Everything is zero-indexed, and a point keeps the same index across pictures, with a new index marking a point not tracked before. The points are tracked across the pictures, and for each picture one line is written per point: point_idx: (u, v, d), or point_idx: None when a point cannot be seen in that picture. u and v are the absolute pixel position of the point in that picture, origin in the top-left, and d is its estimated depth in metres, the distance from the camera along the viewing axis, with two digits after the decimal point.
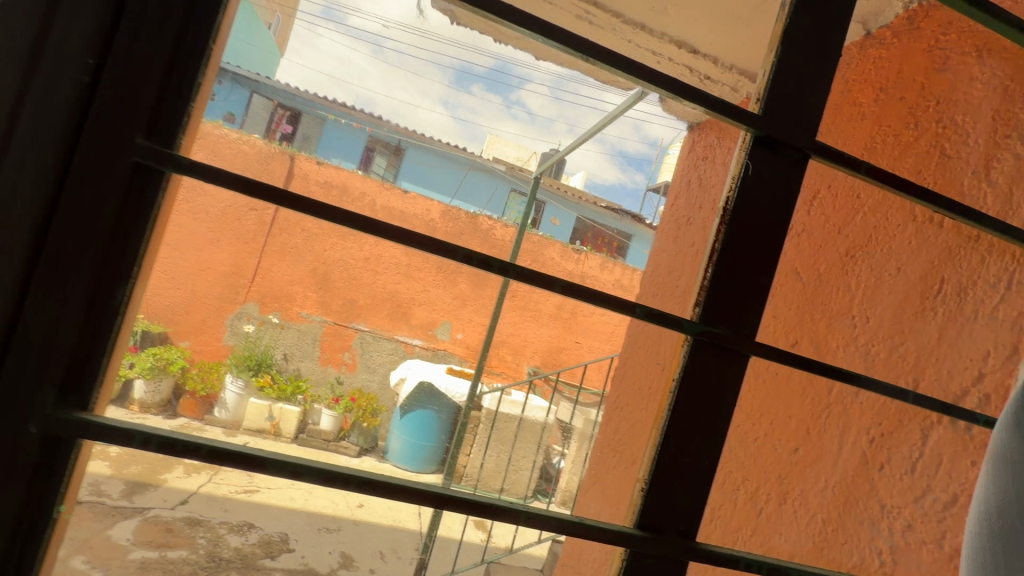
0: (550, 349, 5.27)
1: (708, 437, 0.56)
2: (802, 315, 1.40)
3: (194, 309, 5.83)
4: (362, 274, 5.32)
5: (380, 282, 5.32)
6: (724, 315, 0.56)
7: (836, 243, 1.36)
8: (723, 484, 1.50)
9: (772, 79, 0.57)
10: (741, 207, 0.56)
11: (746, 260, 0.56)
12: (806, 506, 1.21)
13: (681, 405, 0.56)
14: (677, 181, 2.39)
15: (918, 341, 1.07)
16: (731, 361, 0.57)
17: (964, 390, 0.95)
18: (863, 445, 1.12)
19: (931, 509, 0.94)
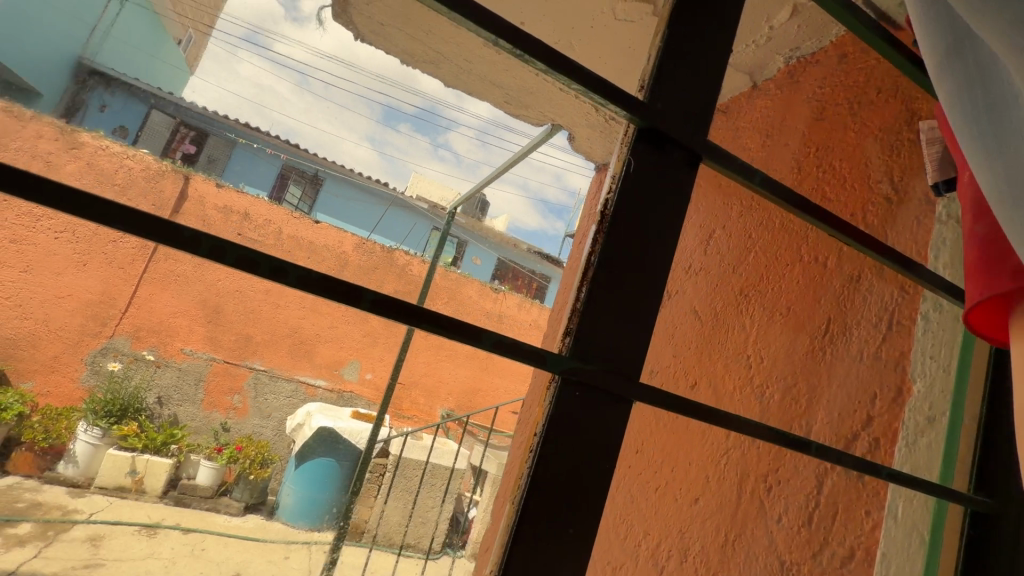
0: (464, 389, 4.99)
1: (583, 510, 0.42)
2: (698, 358, 1.36)
3: (43, 344, 4.86)
4: (262, 306, 4.38)
5: (281, 314, 4.31)
6: (601, 344, 0.44)
7: (734, 282, 1.34)
8: (623, 539, 1.38)
9: (657, 67, 0.47)
10: (622, 211, 0.45)
11: (628, 277, 0.45)
12: (707, 565, 1.12)
13: (538, 478, 0.41)
14: (587, 220, 2.36)
15: (810, 382, 1.04)
16: (611, 407, 0.44)
17: (854, 434, 0.92)
18: (759, 490, 1.06)
19: (831, 565, 0.88)
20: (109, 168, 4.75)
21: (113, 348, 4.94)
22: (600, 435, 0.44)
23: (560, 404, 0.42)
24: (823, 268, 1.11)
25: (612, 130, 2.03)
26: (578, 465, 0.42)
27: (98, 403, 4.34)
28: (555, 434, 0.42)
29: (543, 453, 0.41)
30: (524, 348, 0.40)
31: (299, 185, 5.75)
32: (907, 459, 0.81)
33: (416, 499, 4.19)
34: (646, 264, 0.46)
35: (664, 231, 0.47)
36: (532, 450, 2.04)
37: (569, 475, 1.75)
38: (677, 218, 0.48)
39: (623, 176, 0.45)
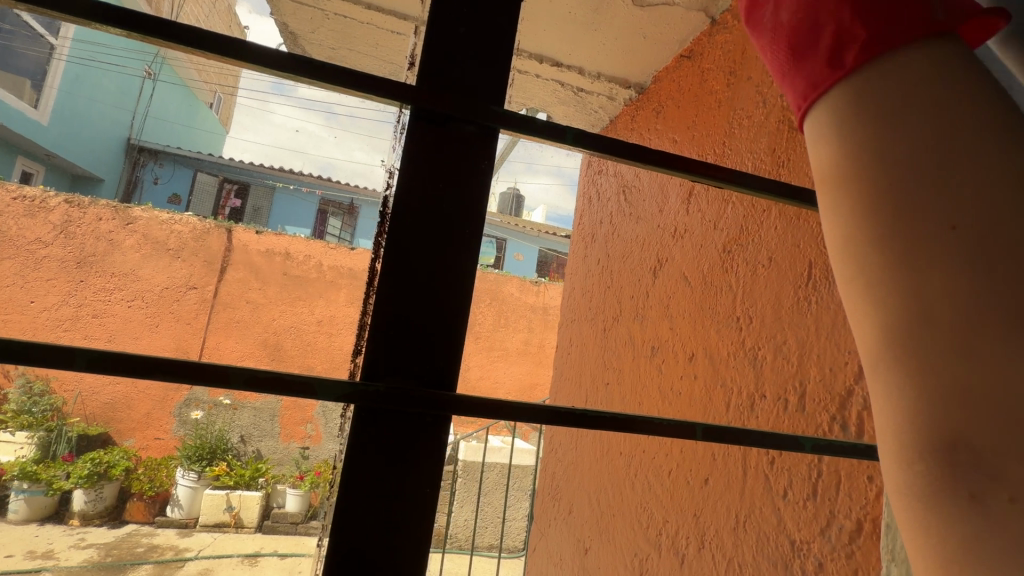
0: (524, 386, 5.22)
1: (398, 546, 0.38)
2: (691, 332, 1.26)
3: (136, 403, 4.82)
4: (319, 338, 4.90)
5: (337, 343, 4.90)
6: (395, 358, 0.39)
7: (718, 238, 1.22)
8: (646, 528, 1.30)
9: (428, 40, 0.42)
10: (405, 207, 0.41)
11: (423, 275, 0.40)
12: (722, 551, 1.02)
13: (337, 515, 0.38)
14: (582, 200, 2.23)
15: (797, 336, 0.93)
16: (425, 429, 0.39)
17: (848, 391, 0.80)
18: (762, 462, 0.95)
19: (839, 541, 0.77)
20: (161, 236, 4.99)
21: (194, 398, 4.83)
22: (416, 455, 0.39)
23: (359, 431, 0.38)
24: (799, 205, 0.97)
25: (586, 101, 1.92)
26: (390, 494, 0.39)
27: (190, 449, 4.78)
28: (356, 463, 0.38)
29: (341, 486, 0.38)
30: (279, 383, 0.36)
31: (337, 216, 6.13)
32: None
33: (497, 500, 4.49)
34: (444, 256, 0.41)
35: (459, 221, 0.42)
36: (561, 446, 1.99)
37: (594, 467, 1.68)
38: (475, 201, 0.42)
39: (400, 165, 0.41)
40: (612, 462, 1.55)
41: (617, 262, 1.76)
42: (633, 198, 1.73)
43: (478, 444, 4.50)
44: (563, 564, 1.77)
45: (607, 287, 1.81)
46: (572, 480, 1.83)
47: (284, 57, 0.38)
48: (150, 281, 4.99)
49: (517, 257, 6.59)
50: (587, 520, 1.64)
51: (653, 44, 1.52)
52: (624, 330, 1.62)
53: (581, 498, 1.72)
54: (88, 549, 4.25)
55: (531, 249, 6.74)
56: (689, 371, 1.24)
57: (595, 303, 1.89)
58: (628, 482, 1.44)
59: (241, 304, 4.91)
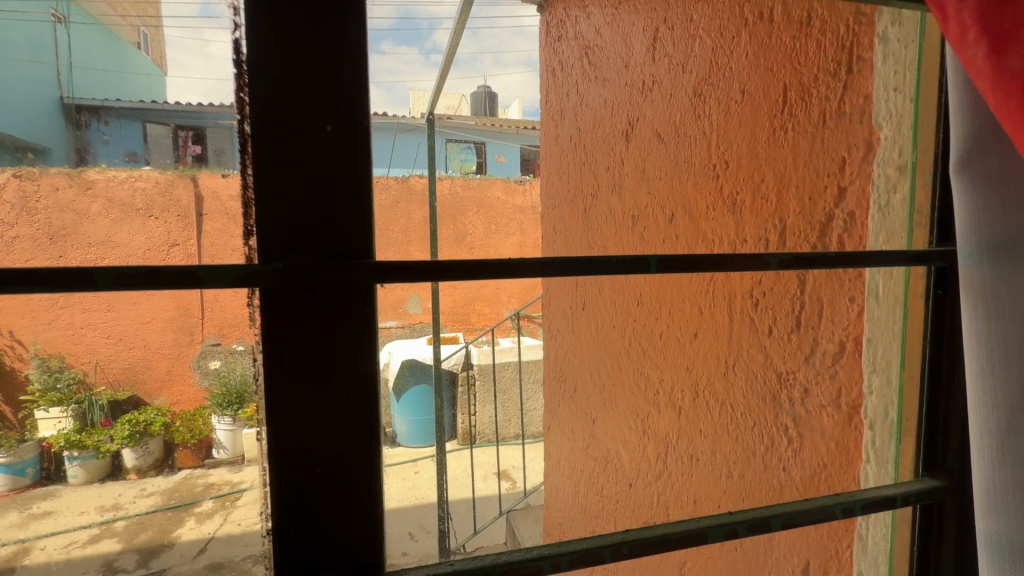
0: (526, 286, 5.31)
1: (342, 423, 0.36)
2: (668, 192, 1.20)
3: (154, 363, 5.00)
4: None
5: None
6: (291, 228, 0.34)
7: (688, 81, 1.10)
8: (645, 390, 1.35)
9: None
10: (262, 50, 0.33)
11: (306, 129, 0.34)
12: (715, 396, 1.05)
13: (272, 410, 0.35)
14: (545, 74, 2.05)
15: (775, 171, 0.86)
16: (343, 305, 0.35)
17: (828, 216, 0.76)
18: (748, 305, 0.94)
19: (824, 365, 0.77)
20: (125, 197, 4.76)
21: (208, 350, 4.86)
22: (338, 334, 0.36)
23: (271, 317, 0.34)
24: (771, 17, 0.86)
25: None
26: (323, 376, 0.36)
27: (218, 396, 4.80)
28: (274, 351, 0.35)
29: (267, 381, 0.35)
30: (150, 277, 0.31)
31: None
32: (881, 227, 0.66)
33: (516, 395, 4.73)
34: (327, 104, 0.34)
35: (335, 59, 0.34)
36: (559, 331, 2.04)
37: (591, 344, 1.71)
38: (352, 32, 0.35)
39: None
40: (607, 337, 1.58)
41: (589, 135, 1.65)
42: (597, 58, 1.57)
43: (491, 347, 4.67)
44: (576, 438, 1.88)
45: (583, 164, 1.71)
46: (573, 362, 1.88)
47: None
48: (129, 244, 4.87)
49: (499, 158, 6.38)
50: (592, 394, 1.71)
51: None
52: (604, 204, 1.56)
53: (584, 376, 1.78)
54: (151, 497, 4.62)
55: (512, 147, 6.47)
56: (670, 231, 1.20)
57: (573, 183, 1.80)
58: (623, 352, 1.47)
59: (227, 252, 4.81)
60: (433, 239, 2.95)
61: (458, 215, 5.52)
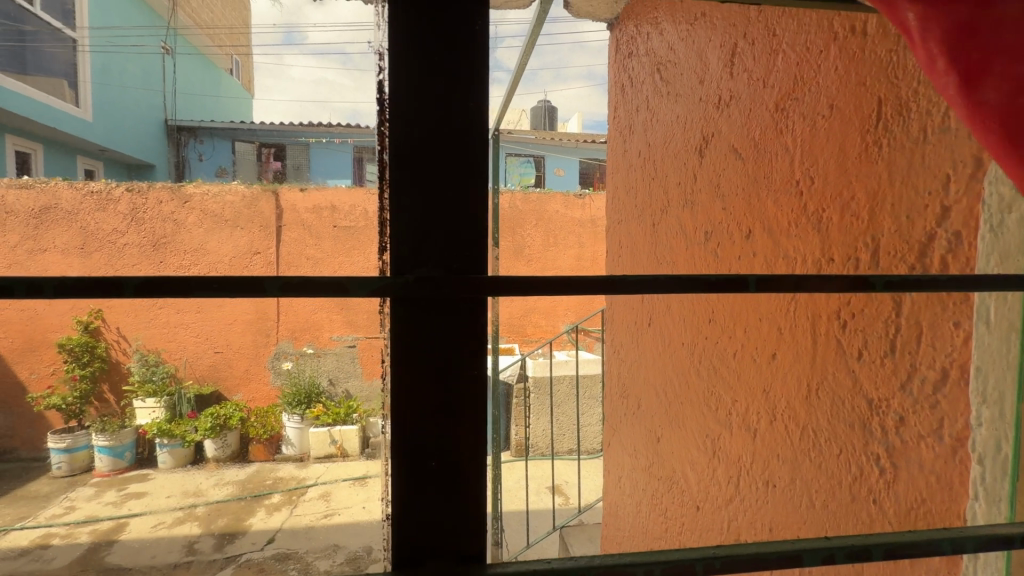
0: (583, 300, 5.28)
1: (457, 423, 0.40)
2: (745, 209, 1.18)
3: (234, 362, 5.39)
4: None
5: None
6: (420, 247, 0.38)
7: (770, 96, 1.09)
8: (716, 411, 1.31)
9: None
10: (401, 89, 0.38)
11: (437, 158, 0.38)
12: (795, 420, 1.01)
13: (398, 408, 0.39)
14: (614, 90, 2.06)
15: (868, 189, 0.83)
16: (461, 315, 0.39)
17: (929, 236, 0.72)
18: (834, 326, 0.90)
19: (922, 393, 0.73)
20: (216, 209, 5.22)
21: (282, 351, 5.27)
22: (459, 342, 0.39)
23: (398, 325, 0.38)
24: (865, 30, 0.83)
25: None
26: (443, 380, 0.39)
27: (289, 396, 5.21)
28: (399, 356, 0.39)
29: (395, 382, 0.39)
30: (307, 287, 0.36)
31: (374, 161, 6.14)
32: (993, 249, 0.64)
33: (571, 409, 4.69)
34: (456, 136, 0.38)
35: (463, 95, 0.39)
36: (621, 347, 2.02)
37: (657, 361, 1.69)
38: (476, 70, 0.39)
39: (387, 45, 0.38)
40: (675, 354, 1.55)
41: (660, 150, 1.65)
42: (670, 74, 1.57)
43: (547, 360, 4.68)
44: (638, 457, 1.84)
45: (651, 179, 1.71)
46: (636, 378, 1.86)
47: None
48: (219, 252, 5.34)
49: (559, 172, 6.45)
50: (656, 412, 1.68)
51: None
52: (674, 220, 1.54)
53: (648, 393, 1.75)
54: (227, 486, 4.97)
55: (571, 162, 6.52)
56: (747, 249, 1.17)
57: (641, 198, 1.80)
58: (692, 370, 1.44)
59: (303, 261, 5.14)
60: (495, 251, 3.01)
61: (517, 228, 5.60)
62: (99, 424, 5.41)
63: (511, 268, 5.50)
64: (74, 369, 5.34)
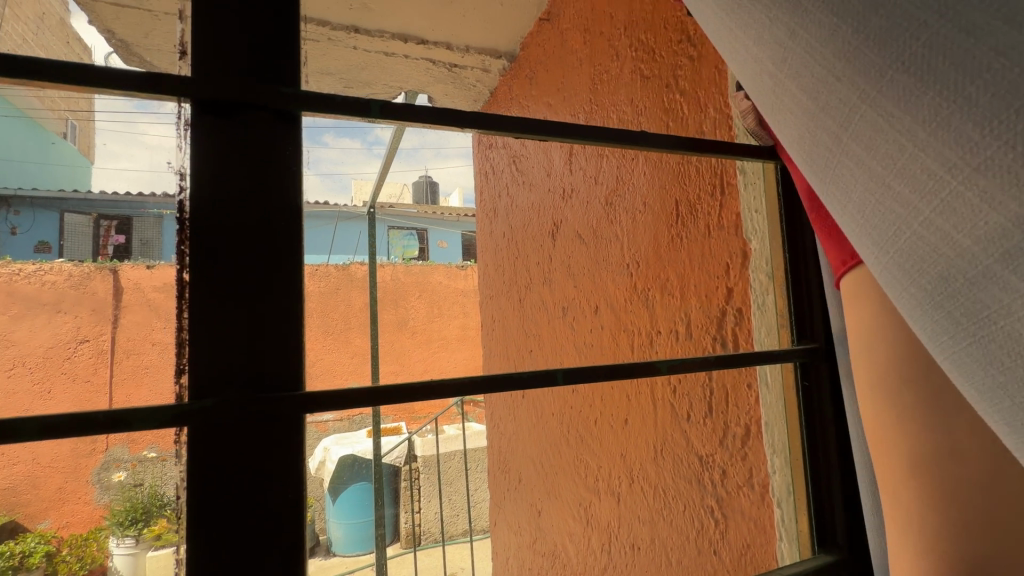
0: (470, 370, 5.28)
1: (269, 551, 0.37)
2: (592, 287, 1.31)
3: (43, 480, 4.34)
4: None
5: None
6: (223, 367, 0.37)
7: (600, 191, 1.26)
8: (585, 478, 1.36)
9: (198, 25, 0.39)
10: (200, 207, 0.38)
11: (244, 273, 0.38)
12: (648, 480, 1.09)
13: (195, 547, 0.35)
14: (479, 176, 2.22)
15: (677, 271, 0.98)
16: (268, 432, 0.38)
17: (722, 312, 0.87)
18: (668, 391, 1.02)
19: (735, 447, 0.85)
20: (30, 292, 4.39)
21: (112, 459, 4.33)
22: (269, 460, 0.38)
23: (198, 456, 0.36)
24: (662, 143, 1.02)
25: (461, 77, 1.90)
26: (251, 509, 0.37)
27: (120, 514, 4.20)
28: (199, 493, 0.36)
29: (192, 517, 0.36)
30: (69, 424, 0.32)
31: None
32: (762, 323, 0.76)
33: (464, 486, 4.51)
34: (264, 252, 0.39)
35: (271, 215, 0.40)
36: (500, 419, 2.03)
37: (533, 432, 1.72)
38: (286, 190, 0.40)
39: (189, 164, 0.38)
40: (547, 424, 1.60)
41: (520, 233, 1.78)
42: (524, 166, 1.74)
43: (436, 436, 4.51)
44: (524, 533, 1.81)
45: (515, 258, 1.83)
46: (516, 451, 1.87)
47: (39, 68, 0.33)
48: (30, 343, 4.42)
49: (441, 244, 6.60)
50: (536, 486, 1.69)
51: (510, 9, 1.52)
52: (536, 295, 1.65)
53: (527, 466, 1.76)
54: None
55: (453, 234, 6.71)
56: (596, 322, 1.29)
57: (508, 275, 1.90)
58: (562, 439, 1.49)
59: (146, 348, 4.46)
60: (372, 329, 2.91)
61: (399, 301, 5.52)
62: None
63: (394, 342, 5.33)
64: None
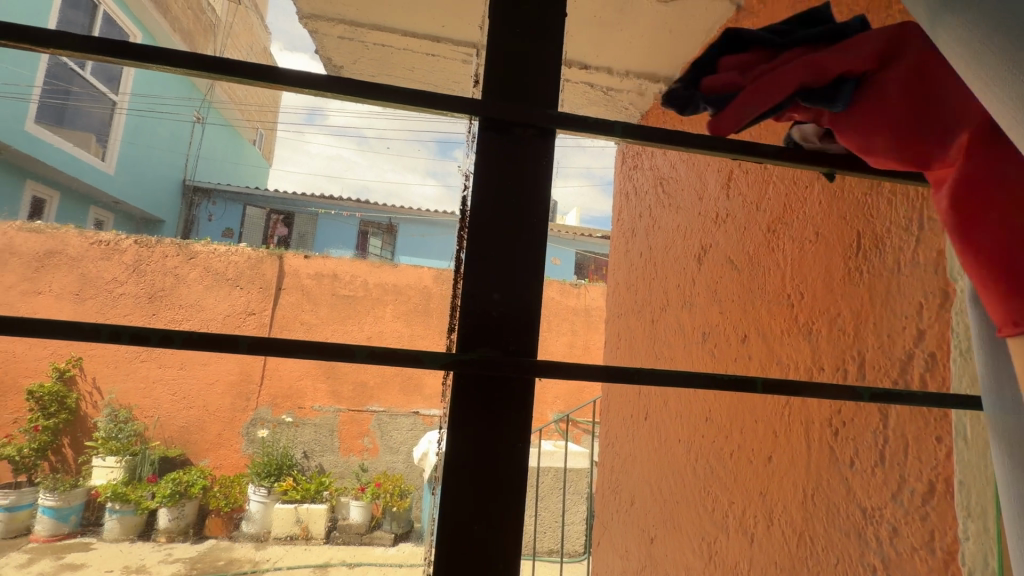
0: (574, 389, 5.28)
1: (501, 489, 0.44)
2: (742, 316, 1.27)
3: (208, 425, 5.16)
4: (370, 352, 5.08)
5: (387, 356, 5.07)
6: (481, 331, 0.46)
7: (762, 218, 1.23)
8: (712, 512, 1.31)
9: (490, 58, 0.49)
10: (478, 201, 0.47)
11: (502, 257, 0.47)
12: (792, 525, 1.03)
13: (449, 471, 0.44)
14: (619, 196, 2.27)
15: (852, 308, 0.93)
16: (512, 391, 0.45)
17: (908, 354, 0.81)
18: (827, 431, 0.96)
19: (913, 504, 0.77)
20: (221, 267, 5.31)
21: (259, 418, 5.03)
22: (510, 412, 0.45)
23: (460, 397, 0.45)
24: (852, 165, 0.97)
25: (615, 100, 1.97)
26: (492, 449, 0.45)
27: (259, 466, 4.93)
28: (457, 426, 0.45)
29: (451, 447, 0.44)
30: (384, 356, 0.42)
31: (379, 235, 6.35)
32: (964, 371, 0.70)
33: (557, 504, 4.51)
34: (519, 239, 0.47)
35: (527, 212, 0.48)
36: (616, 438, 2.02)
37: (653, 455, 1.69)
38: (538, 193, 0.48)
39: (474, 168, 0.48)
40: (671, 451, 1.56)
41: (661, 254, 1.78)
42: (672, 188, 1.75)
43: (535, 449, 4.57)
44: (631, 559, 1.77)
45: (652, 279, 1.83)
46: (631, 474, 1.84)
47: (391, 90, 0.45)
48: (213, 309, 5.33)
49: (556, 261, 6.71)
50: (651, 512, 1.65)
51: (678, 36, 1.55)
52: (673, 318, 1.64)
53: (642, 491, 1.73)
54: (175, 563, 4.54)
55: (569, 253, 6.80)
56: (742, 351, 1.25)
57: (641, 295, 1.91)
58: (688, 467, 1.45)
59: (297, 325, 5.15)
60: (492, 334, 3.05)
61: None
62: (50, 481, 5.06)
63: None
64: (38, 419, 5.08)
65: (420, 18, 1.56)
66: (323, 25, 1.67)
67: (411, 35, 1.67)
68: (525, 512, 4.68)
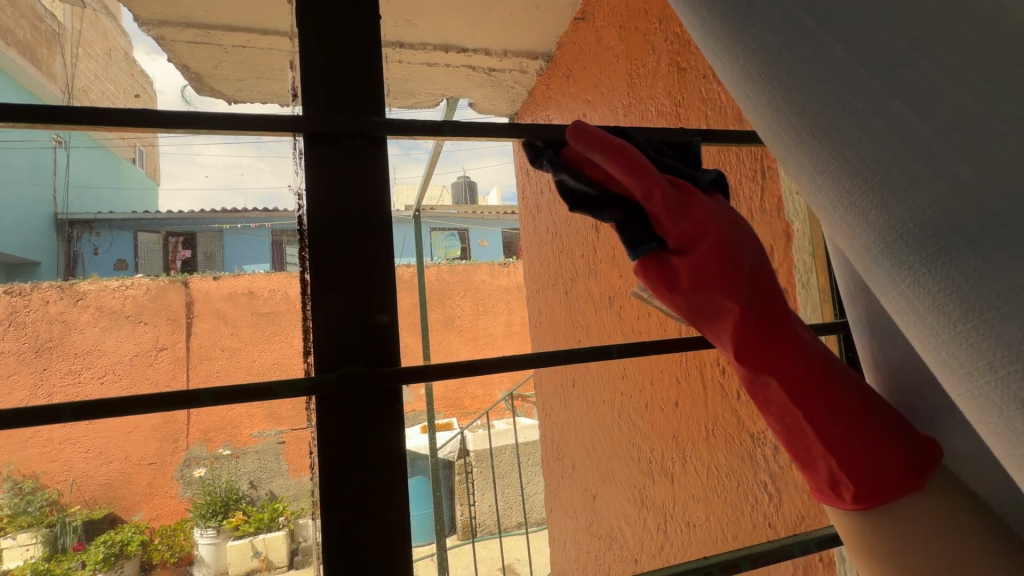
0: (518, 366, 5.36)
1: (383, 496, 0.45)
2: None
3: (134, 476, 4.73)
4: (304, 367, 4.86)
5: None
6: (338, 348, 0.46)
7: (641, 183, 1.30)
8: (639, 461, 1.41)
9: (305, 70, 0.48)
10: (314, 217, 0.46)
11: (348, 269, 0.47)
12: (702, 460, 1.12)
13: (326, 491, 0.44)
14: (520, 175, 2.29)
15: None
16: (379, 401, 0.46)
17: None
18: (716, 371, 1.05)
19: None
20: (115, 305, 4.80)
21: (193, 456, 4.72)
22: (378, 421, 0.46)
23: (323, 417, 0.45)
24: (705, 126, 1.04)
25: (501, 80, 1.97)
26: (364, 460, 0.45)
27: (201, 507, 4.64)
28: (326, 445, 0.45)
29: (323, 466, 0.44)
30: (230, 393, 0.41)
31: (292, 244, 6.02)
32: (807, 301, 0.79)
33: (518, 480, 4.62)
34: (365, 250, 0.47)
35: (369, 223, 0.48)
36: (551, 409, 2.10)
37: (584, 418, 1.78)
38: (377, 200, 0.48)
39: (306, 184, 0.47)
40: (598, 412, 1.65)
41: (564, 228, 1.83)
42: None
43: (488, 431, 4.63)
44: (580, 517, 1.86)
45: (560, 253, 1.89)
46: (569, 440, 1.92)
47: (197, 116, 0.43)
48: (115, 352, 4.81)
49: (482, 243, 6.70)
50: (590, 472, 1.74)
51: (545, 12, 1.58)
52: (582, 287, 1.70)
53: (581, 454, 1.82)
54: None
55: (493, 233, 6.81)
56: (643, 309, 1.33)
57: (553, 270, 1.96)
58: (614, 424, 1.54)
59: (217, 353, 4.75)
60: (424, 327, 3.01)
61: (445, 300, 5.65)
62: None
63: (441, 340, 5.48)
64: None
65: (275, 13, 1.47)
66: (169, 30, 1.52)
67: (272, 32, 1.57)
68: (487, 494, 4.78)
